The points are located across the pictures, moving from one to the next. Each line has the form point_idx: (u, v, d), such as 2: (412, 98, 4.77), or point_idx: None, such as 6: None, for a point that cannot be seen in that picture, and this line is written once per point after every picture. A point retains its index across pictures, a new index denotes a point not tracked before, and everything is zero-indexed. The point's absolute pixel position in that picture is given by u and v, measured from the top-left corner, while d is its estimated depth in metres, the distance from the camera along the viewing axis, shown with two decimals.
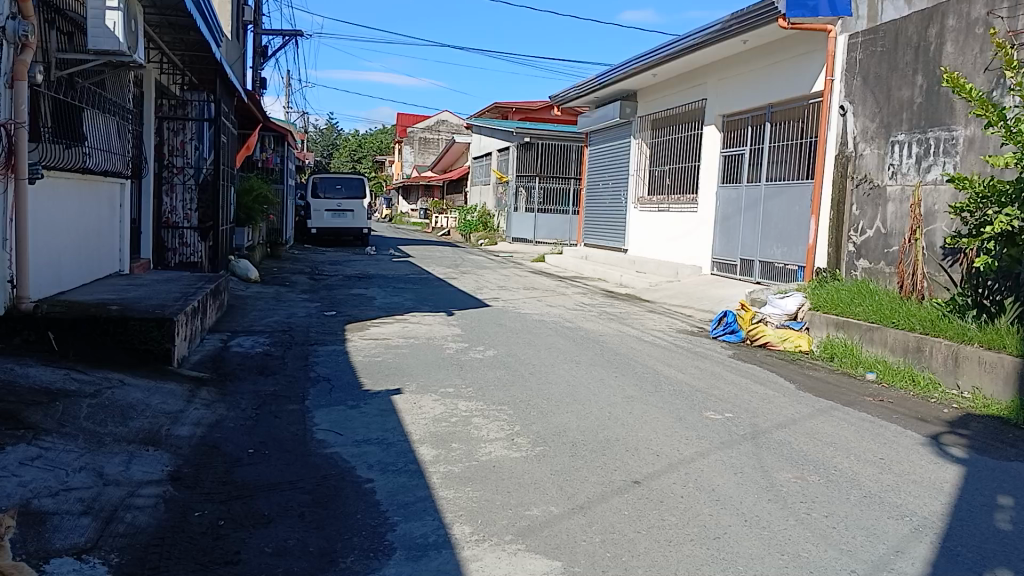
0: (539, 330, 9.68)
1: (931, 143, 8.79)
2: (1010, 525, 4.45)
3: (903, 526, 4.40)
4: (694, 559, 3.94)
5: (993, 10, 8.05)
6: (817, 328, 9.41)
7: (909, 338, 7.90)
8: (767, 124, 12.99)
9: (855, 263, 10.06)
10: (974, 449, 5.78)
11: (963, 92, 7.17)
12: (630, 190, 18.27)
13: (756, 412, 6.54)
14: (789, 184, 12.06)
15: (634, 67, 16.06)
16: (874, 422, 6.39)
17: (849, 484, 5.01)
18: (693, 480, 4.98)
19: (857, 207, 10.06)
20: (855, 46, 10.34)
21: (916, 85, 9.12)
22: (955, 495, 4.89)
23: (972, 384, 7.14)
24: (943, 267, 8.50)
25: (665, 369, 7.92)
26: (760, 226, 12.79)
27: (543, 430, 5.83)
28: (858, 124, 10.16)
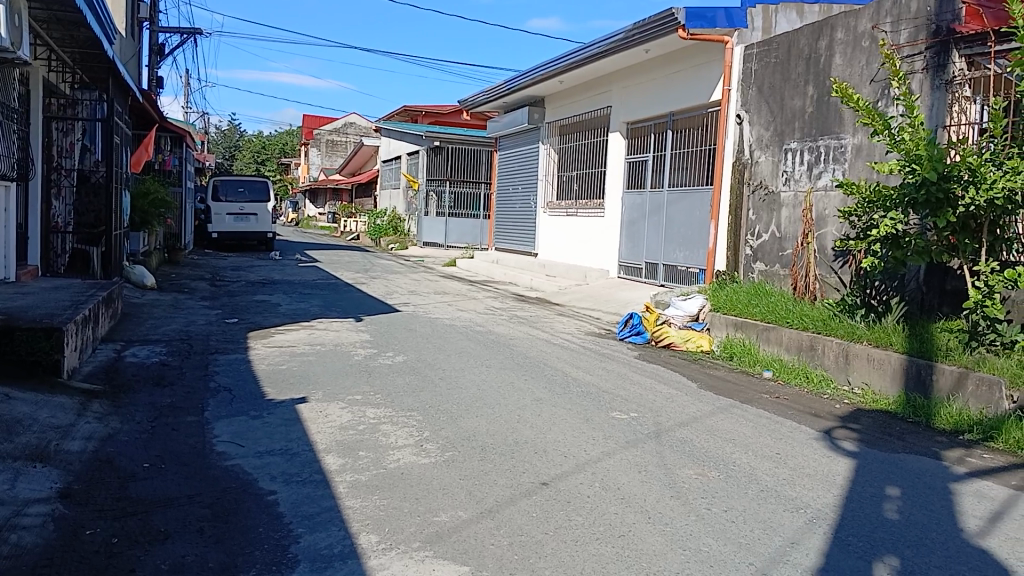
0: (449, 334, 9.65)
1: (822, 151, 9.24)
2: (896, 515, 4.71)
3: (798, 518, 4.59)
4: (601, 557, 4.01)
5: (878, 25, 8.54)
6: (717, 329, 9.68)
7: (802, 337, 8.26)
8: (669, 132, 13.37)
9: (753, 266, 10.46)
10: (864, 442, 6.09)
11: (852, 102, 7.50)
12: (539, 194, 18.47)
13: (661, 411, 6.70)
14: (689, 189, 12.43)
15: (542, 73, 16.21)
16: (771, 418, 6.65)
17: (747, 479, 5.20)
18: (600, 479, 5.06)
19: (754, 212, 10.47)
20: (750, 57, 10.80)
21: (807, 95, 9.57)
22: (846, 487, 5.14)
23: (862, 380, 7.52)
24: (834, 269, 8.95)
25: (574, 371, 8.02)
26: (663, 230, 13.13)
27: (453, 435, 5.81)
28: (754, 132, 10.56)
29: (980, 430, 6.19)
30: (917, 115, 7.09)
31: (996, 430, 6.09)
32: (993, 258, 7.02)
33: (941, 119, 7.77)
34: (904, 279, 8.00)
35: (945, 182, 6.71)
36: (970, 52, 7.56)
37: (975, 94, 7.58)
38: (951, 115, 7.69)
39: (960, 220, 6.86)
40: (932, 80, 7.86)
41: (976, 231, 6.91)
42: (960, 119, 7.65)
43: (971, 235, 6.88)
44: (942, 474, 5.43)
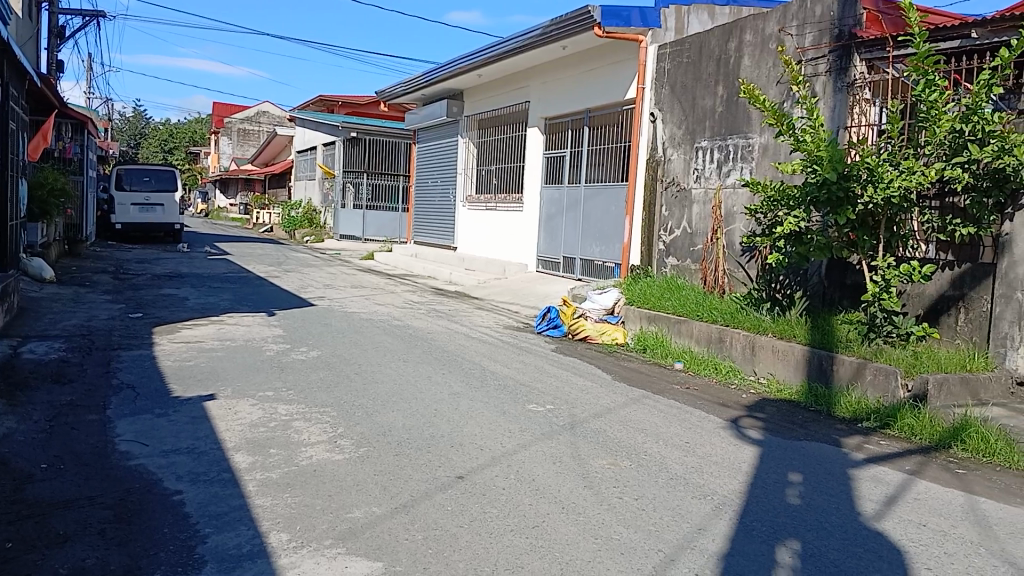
0: (365, 329, 9.55)
1: (731, 149, 9.56)
2: (797, 500, 4.93)
3: (705, 505, 4.75)
4: (514, 548, 4.06)
5: (784, 28, 8.87)
6: (631, 322, 9.88)
7: (712, 329, 8.52)
8: (585, 128, 13.55)
9: (665, 260, 10.72)
10: (769, 431, 6.34)
11: (758, 103, 7.77)
12: (458, 188, 18.43)
13: (575, 403, 6.81)
14: (606, 185, 12.64)
15: (461, 66, 16.15)
16: (681, 408, 6.85)
17: (657, 467, 5.34)
18: (515, 471, 5.11)
19: (667, 208, 10.72)
20: (663, 57, 11.05)
21: (717, 95, 9.86)
22: (751, 473, 5.34)
23: (768, 370, 7.82)
24: (741, 264, 9.30)
25: (491, 365, 8.06)
26: (580, 225, 13.29)
27: (368, 430, 5.76)
28: (666, 130, 10.82)
29: (877, 418, 6.51)
30: (818, 117, 7.39)
31: (891, 418, 6.41)
32: (889, 253, 7.40)
33: (842, 120, 8.13)
34: (807, 273, 8.37)
35: (845, 181, 7.01)
36: (870, 57, 7.92)
37: (874, 96, 7.94)
38: (852, 116, 8.05)
39: (859, 218, 7.20)
40: (835, 82, 8.21)
41: (874, 228, 7.26)
42: (860, 121, 8.02)
43: (870, 231, 7.22)
44: (840, 459, 5.71)
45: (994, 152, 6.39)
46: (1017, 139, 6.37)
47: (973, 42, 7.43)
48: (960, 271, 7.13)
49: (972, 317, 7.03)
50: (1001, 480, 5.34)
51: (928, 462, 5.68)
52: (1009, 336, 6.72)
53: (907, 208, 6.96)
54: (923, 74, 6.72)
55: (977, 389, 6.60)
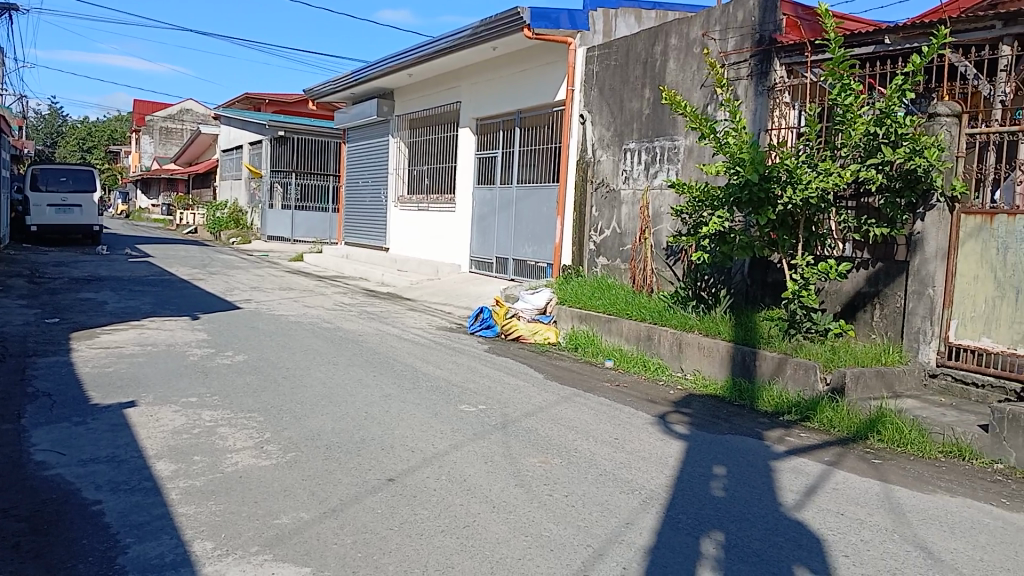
0: (294, 332, 9.40)
1: (657, 151, 9.77)
2: (722, 492, 5.07)
3: (633, 499, 4.84)
4: (445, 549, 4.06)
5: (707, 33, 9.09)
6: (563, 321, 9.98)
7: (640, 327, 8.68)
8: (516, 129, 13.62)
9: (596, 260, 10.87)
10: (695, 425, 6.50)
11: (681, 108, 7.95)
12: (390, 188, 18.29)
13: (507, 402, 6.85)
14: (537, 186, 12.73)
15: (391, 66, 16.02)
16: (611, 405, 6.96)
17: (587, 464, 5.42)
18: (446, 472, 5.12)
19: (597, 208, 10.87)
20: (592, 59, 11.21)
21: (644, 97, 10.05)
22: (678, 467, 5.47)
23: (694, 367, 8.01)
24: (668, 264, 9.51)
25: (423, 366, 8.04)
26: (512, 226, 13.37)
27: (295, 435, 5.67)
28: (596, 132, 10.98)
29: (798, 411, 6.73)
30: (740, 121, 7.61)
31: (811, 411, 6.65)
32: (809, 252, 7.66)
33: (763, 123, 8.38)
34: (731, 272, 8.62)
35: (766, 182, 7.21)
36: (789, 61, 8.19)
37: (793, 100, 8.26)
38: (773, 119, 8.31)
39: (780, 218, 7.42)
40: (756, 86, 8.46)
41: (794, 228, 7.49)
42: (780, 123, 8.31)
43: (790, 231, 7.45)
44: (764, 452, 5.89)
45: (906, 154, 6.67)
46: (927, 142, 6.65)
47: (887, 48, 7.75)
48: (876, 269, 7.43)
49: (887, 313, 7.34)
50: (913, 469, 5.59)
51: (846, 453, 5.91)
52: (922, 331, 7.00)
53: (824, 208, 7.22)
54: (839, 79, 6.95)
55: (892, 382, 6.89)
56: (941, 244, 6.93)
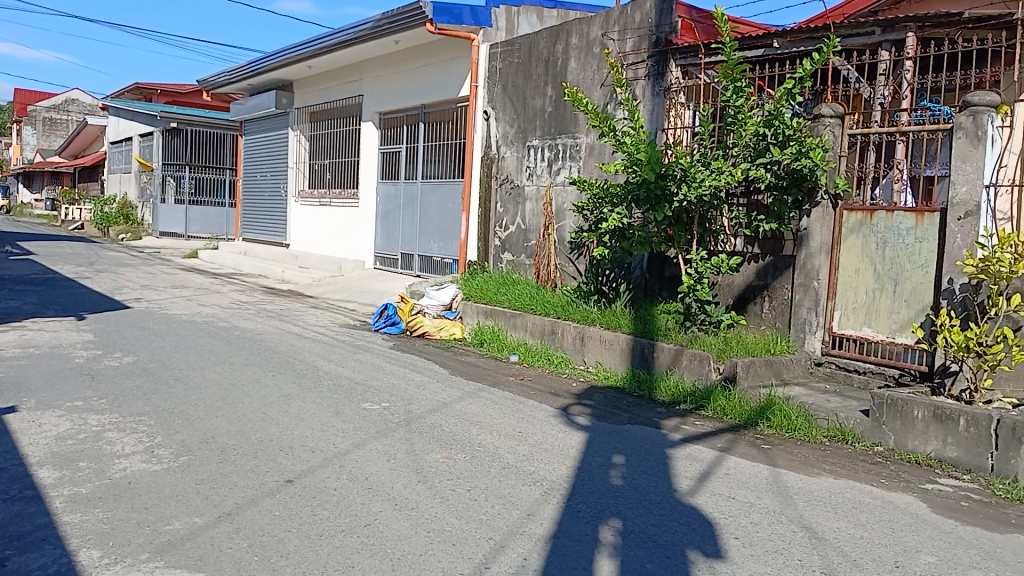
0: (189, 332, 9.08)
1: (560, 148, 9.93)
2: (621, 480, 5.21)
3: (534, 491, 4.92)
4: (345, 548, 4.03)
5: (606, 33, 9.29)
6: (469, 317, 10.01)
7: (544, 322, 8.80)
8: (420, 124, 13.55)
9: (501, 256, 10.95)
10: (596, 417, 6.65)
11: (582, 105, 8.10)
12: (290, 183, 17.86)
13: (410, 399, 6.83)
14: (442, 181, 12.70)
15: (291, 57, 15.63)
16: (515, 399, 7.04)
17: (490, 458, 5.47)
18: (347, 471, 5.07)
19: (501, 204, 10.95)
20: (495, 56, 11.28)
21: (546, 95, 10.19)
22: (579, 458, 5.60)
23: (596, 359, 8.19)
24: (571, 259, 9.70)
25: (324, 364, 7.91)
26: (417, 221, 13.30)
27: (188, 438, 5.49)
28: (499, 128, 11.05)
29: (693, 400, 6.99)
30: (638, 120, 7.81)
31: (705, 400, 6.90)
32: (702, 247, 7.95)
33: (660, 123, 8.64)
34: (630, 267, 8.86)
35: (662, 180, 7.44)
36: (684, 62, 8.47)
37: (688, 101, 8.50)
38: (669, 119, 8.57)
39: (675, 214, 7.66)
40: (653, 86, 8.71)
41: (689, 225, 7.76)
42: (676, 123, 8.56)
43: (685, 227, 7.71)
44: (661, 441, 6.08)
45: (793, 154, 7.00)
46: (812, 143, 7.00)
47: (775, 51, 8.12)
48: (764, 263, 7.79)
49: (775, 305, 7.70)
50: (800, 453, 5.89)
51: (738, 439, 6.16)
52: (807, 322, 7.38)
53: (717, 205, 7.51)
54: (732, 80, 7.23)
55: (780, 370, 7.21)
56: (825, 239, 7.30)
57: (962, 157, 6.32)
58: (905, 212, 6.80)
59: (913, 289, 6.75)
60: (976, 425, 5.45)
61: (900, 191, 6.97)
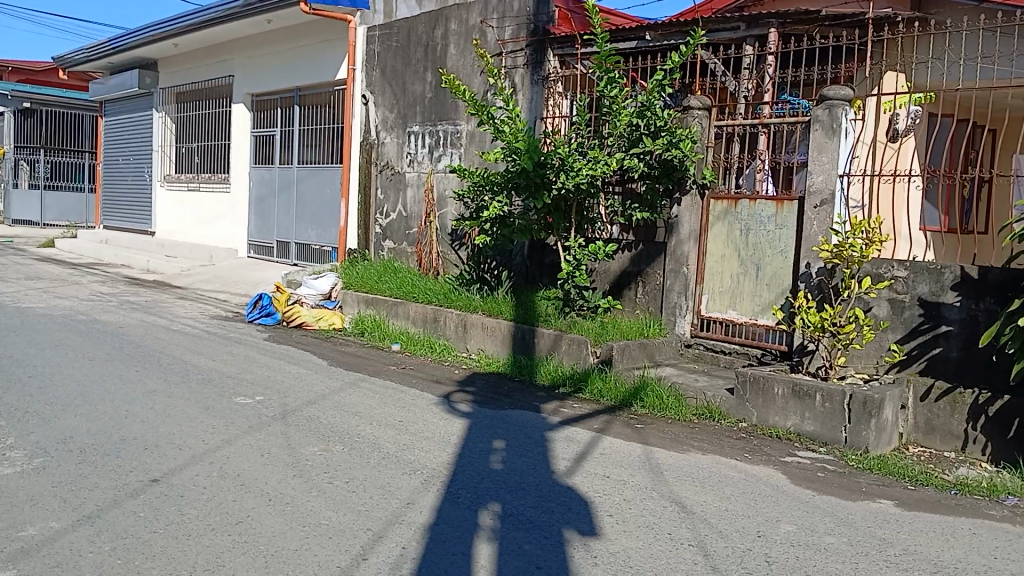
0: (44, 326, 8.50)
1: (441, 135, 9.90)
2: (501, 465, 5.28)
3: (414, 480, 4.91)
4: (216, 547, 3.90)
5: (484, 20, 9.29)
6: (350, 306, 9.81)
7: (427, 310, 8.76)
8: (296, 107, 13.16)
9: (382, 244, 10.82)
10: (477, 403, 6.71)
11: (459, 94, 8.09)
12: (156, 167, 16.96)
13: (287, 392, 6.66)
14: (319, 166, 12.39)
15: (156, 35, 14.82)
16: (396, 388, 6.99)
17: (370, 448, 5.42)
18: (218, 468, 4.89)
19: (381, 190, 10.81)
20: (373, 39, 11.07)
21: (426, 81, 10.13)
22: (459, 444, 5.63)
23: (478, 346, 8.24)
24: (453, 247, 9.71)
25: (195, 358, 7.60)
26: (294, 208, 12.94)
27: (44, 439, 5.16)
28: (378, 113, 10.89)
29: (572, 383, 7.16)
30: (516, 109, 7.89)
31: (584, 383, 7.09)
32: (580, 235, 8.15)
33: (539, 111, 8.76)
34: (512, 254, 8.96)
35: (541, 168, 7.54)
36: (562, 53, 8.62)
37: (566, 90, 8.67)
38: (547, 108, 8.69)
39: (553, 202, 7.81)
40: (532, 75, 8.81)
41: (567, 213, 7.93)
42: (554, 112, 8.69)
43: (563, 215, 7.88)
44: (540, 424, 6.20)
45: (664, 145, 7.26)
46: (682, 134, 7.28)
47: (648, 43, 8.39)
48: (638, 250, 8.04)
49: (648, 291, 7.97)
50: (671, 431, 6.14)
51: (613, 420, 6.36)
52: (678, 306, 7.70)
53: (593, 193, 7.71)
54: (606, 72, 7.44)
55: (653, 352, 7.49)
56: (694, 226, 7.62)
57: (819, 148, 6.73)
58: (766, 200, 7.17)
59: (773, 274, 7.13)
60: (831, 401, 5.82)
61: (762, 180, 7.34)
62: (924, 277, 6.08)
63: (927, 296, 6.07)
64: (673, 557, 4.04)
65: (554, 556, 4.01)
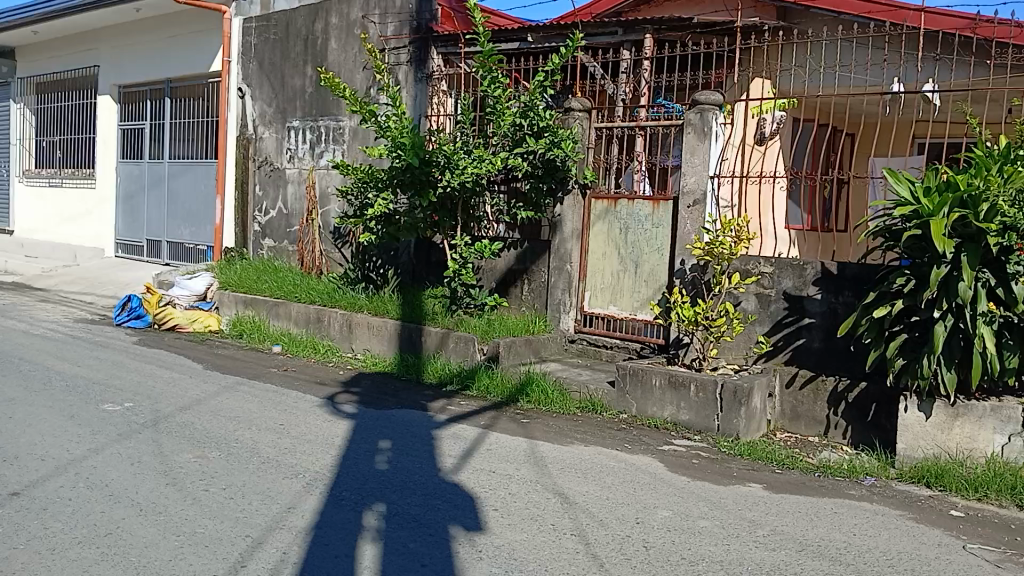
0: None
1: (322, 131, 9.71)
2: (386, 465, 5.23)
3: (296, 483, 4.79)
4: (82, 561, 3.69)
5: (366, 15, 9.17)
6: (226, 307, 9.50)
7: (309, 310, 8.58)
8: (167, 99, 12.57)
9: (261, 242, 10.50)
10: (362, 403, 6.62)
11: (340, 89, 7.95)
12: (11, 161, 15.82)
13: (159, 398, 6.36)
14: (192, 161, 11.89)
15: (10, 19, 13.81)
16: (277, 391, 6.80)
17: (249, 453, 5.25)
18: (85, 479, 4.62)
19: (260, 187, 10.49)
20: (249, 31, 10.70)
21: (305, 75, 9.90)
22: (343, 446, 5.54)
23: (363, 346, 8.14)
24: (336, 245, 9.54)
25: (58, 364, 7.14)
26: (166, 205, 12.37)
27: None
28: (256, 107, 10.56)
29: (459, 380, 7.18)
30: (400, 106, 7.83)
31: (470, 380, 7.12)
32: (466, 232, 8.18)
33: (423, 109, 8.73)
34: (397, 253, 8.90)
35: (426, 165, 7.52)
36: (445, 51, 8.64)
37: (449, 88, 8.70)
38: (432, 106, 8.69)
39: (439, 201, 7.82)
40: (415, 72, 8.77)
41: (452, 211, 7.96)
42: (439, 110, 8.71)
43: (449, 213, 7.91)
44: (426, 422, 6.19)
45: (547, 144, 7.39)
46: (564, 134, 7.43)
47: (530, 45, 8.52)
48: (523, 248, 8.15)
49: (534, 288, 8.10)
50: (555, 425, 6.26)
51: (499, 416, 6.43)
52: (562, 302, 7.86)
53: (478, 192, 7.77)
54: (489, 71, 7.52)
55: (538, 348, 7.62)
56: (576, 224, 7.80)
57: (691, 151, 7.02)
58: (643, 200, 7.42)
59: (651, 270, 7.38)
60: (705, 390, 6.08)
61: (639, 181, 7.60)
62: (788, 273, 6.45)
63: (792, 290, 6.45)
64: (556, 547, 4.13)
65: (438, 553, 4.02)
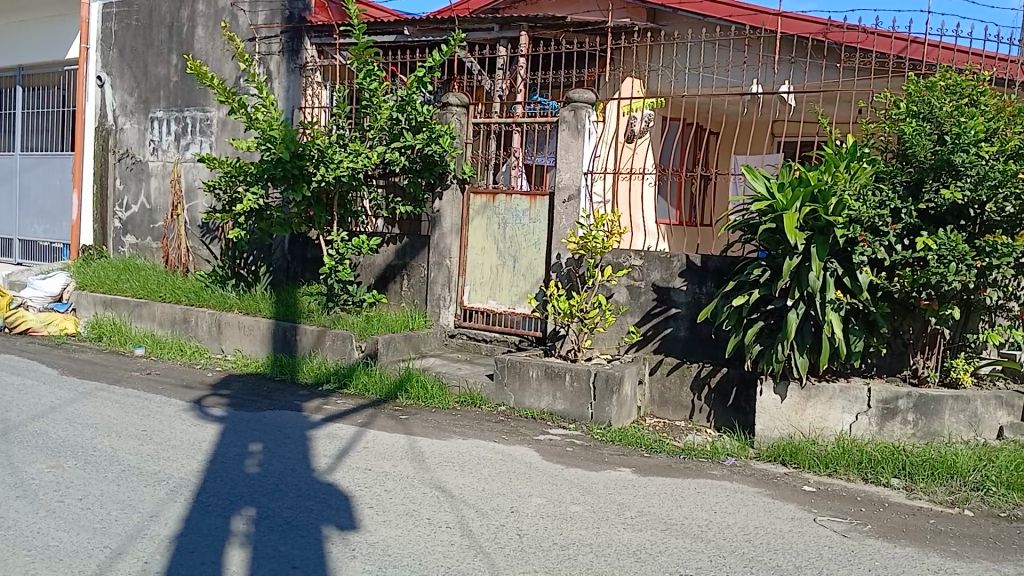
0: None
1: (188, 122, 9.31)
2: (257, 468, 5.09)
3: (159, 491, 4.59)
4: None
5: (236, 3, 8.88)
6: (84, 309, 8.98)
7: (175, 310, 8.24)
8: (18, 88, 11.76)
9: (123, 239, 9.99)
10: (232, 406, 6.41)
11: (207, 79, 7.65)
12: None
13: (9, 406, 5.97)
14: (45, 154, 11.14)
15: None
16: (139, 396, 6.48)
17: (108, 461, 4.99)
18: None
19: (121, 180, 9.97)
20: (108, 17, 10.12)
21: (170, 64, 9.47)
22: (211, 450, 5.34)
23: (234, 346, 7.91)
24: (204, 242, 9.19)
25: None
26: (16, 202, 11.57)
27: None
28: (116, 97, 10.01)
29: (336, 379, 7.06)
30: (270, 97, 7.60)
31: (348, 378, 7.02)
32: (344, 228, 8.04)
33: (296, 101, 8.52)
34: (270, 250, 8.66)
35: (299, 159, 7.36)
36: (319, 42, 8.47)
37: (324, 80, 8.53)
38: (306, 97, 8.47)
39: (315, 195, 7.66)
40: (287, 63, 8.55)
41: (329, 206, 7.80)
42: (313, 102, 8.48)
43: (325, 208, 7.74)
44: (300, 423, 6.06)
45: (425, 140, 7.36)
46: (441, 130, 7.41)
47: (407, 38, 8.48)
48: (402, 243, 8.09)
49: (413, 284, 8.06)
50: (433, 420, 6.27)
51: (378, 414, 6.37)
52: (442, 298, 7.86)
53: (355, 185, 7.64)
54: (363, 64, 7.41)
55: (418, 344, 7.60)
56: (455, 220, 7.81)
57: (565, 147, 7.19)
58: (521, 195, 7.53)
59: (528, 265, 7.49)
60: (579, 379, 6.23)
61: (516, 176, 7.66)
62: (656, 266, 6.71)
63: (659, 282, 6.72)
64: (431, 540, 4.14)
65: (310, 553, 3.95)
